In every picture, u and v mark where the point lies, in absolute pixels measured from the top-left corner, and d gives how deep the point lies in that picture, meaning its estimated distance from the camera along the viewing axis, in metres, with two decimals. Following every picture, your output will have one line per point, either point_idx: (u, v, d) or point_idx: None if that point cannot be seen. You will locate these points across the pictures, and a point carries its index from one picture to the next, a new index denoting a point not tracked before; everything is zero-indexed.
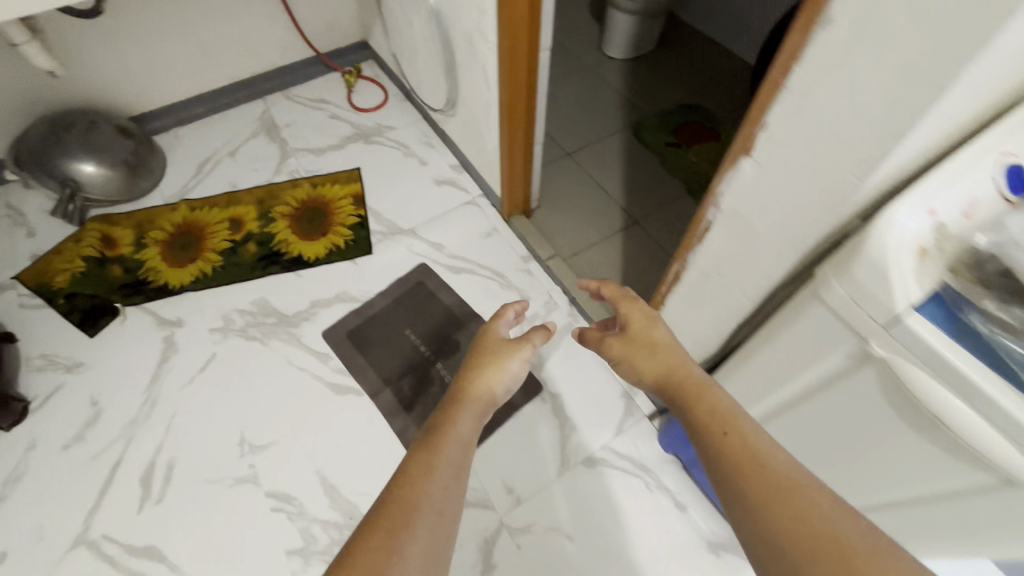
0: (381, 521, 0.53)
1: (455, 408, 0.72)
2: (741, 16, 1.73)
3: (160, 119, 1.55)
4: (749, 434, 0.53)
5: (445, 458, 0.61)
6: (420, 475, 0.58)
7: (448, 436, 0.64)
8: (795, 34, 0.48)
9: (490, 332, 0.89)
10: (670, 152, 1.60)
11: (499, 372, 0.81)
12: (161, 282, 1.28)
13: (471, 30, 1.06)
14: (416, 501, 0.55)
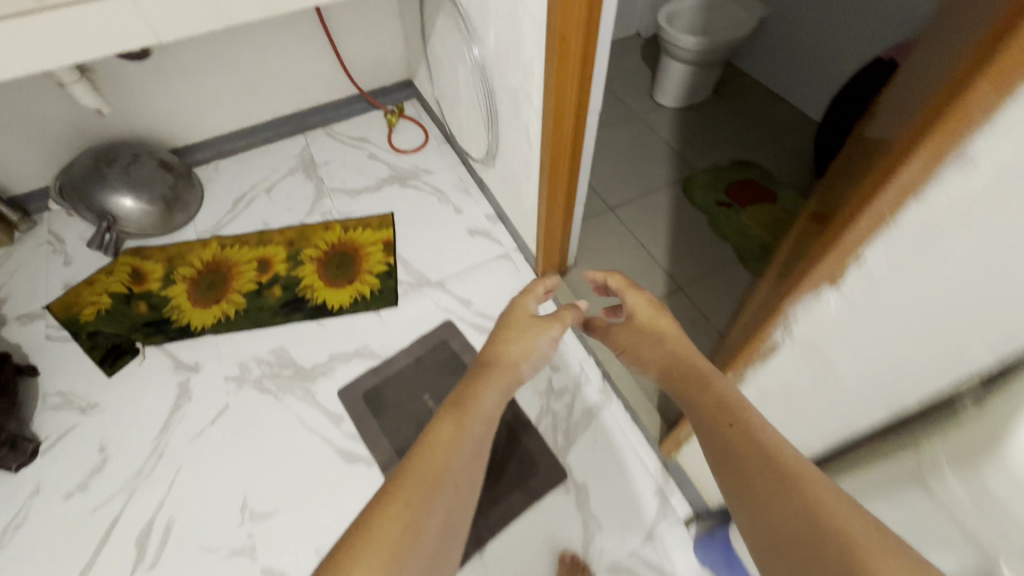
0: (401, 492, 0.52)
1: (479, 378, 0.72)
2: (808, 70, 1.61)
3: (202, 152, 1.56)
4: (757, 422, 0.52)
5: (469, 433, 0.61)
6: (443, 450, 0.58)
7: (472, 408, 0.65)
8: (911, 166, 0.38)
9: (518, 304, 0.88)
10: (721, 213, 1.48)
11: (522, 348, 0.79)
12: (183, 322, 1.26)
13: (514, 89, 1.00)
14: (436, 475, 0.55)
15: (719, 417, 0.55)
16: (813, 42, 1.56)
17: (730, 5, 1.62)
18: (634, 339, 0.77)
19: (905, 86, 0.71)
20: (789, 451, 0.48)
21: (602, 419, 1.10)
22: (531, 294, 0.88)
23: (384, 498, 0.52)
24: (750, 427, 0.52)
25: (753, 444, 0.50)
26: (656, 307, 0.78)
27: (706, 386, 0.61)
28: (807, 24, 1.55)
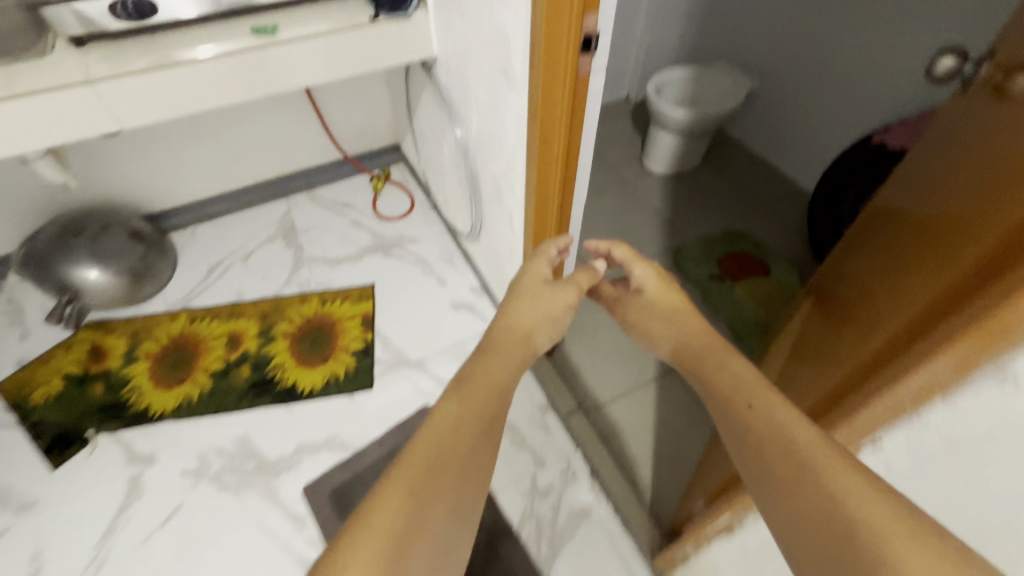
0: (402, 477, 0.56)
1: (486, 355, 0.74)
2: (800, 142, 1.61)
3: (179, 216, 1.50)
4: (768, 411, 0.52)
5: (473, 415, 0.64)
6: (447, 435, 0.61)
7: (480, 388, 0.68)
8: (936, 364, 0.35)
9: (532, 269, 0.86)
10: (714, 287, 1.44)
11: (531, 321, 0.80)
12: (142, 404, 1.17)
13: (497, 175, 0.96)
14: (438, 460, 0.58)
15: (736, 399, 0.56)
16: (804, 115, 1.56)
17: (719, 77, 1.64)
18: (648, 313, 0.82)
19: (927, 171, 0.66)
20: (799, 431, 0.48)
21: (590, 524, 1.01)
22: (541, 259, 0.86)
23: (384, 485, 0.56)
24: (760, 415, 0.52)
25: (762, 434, 0.51)
26: (661, 278, 0.82)
27: (722, 376, 0.61)
28: (797, 98, 1.56)
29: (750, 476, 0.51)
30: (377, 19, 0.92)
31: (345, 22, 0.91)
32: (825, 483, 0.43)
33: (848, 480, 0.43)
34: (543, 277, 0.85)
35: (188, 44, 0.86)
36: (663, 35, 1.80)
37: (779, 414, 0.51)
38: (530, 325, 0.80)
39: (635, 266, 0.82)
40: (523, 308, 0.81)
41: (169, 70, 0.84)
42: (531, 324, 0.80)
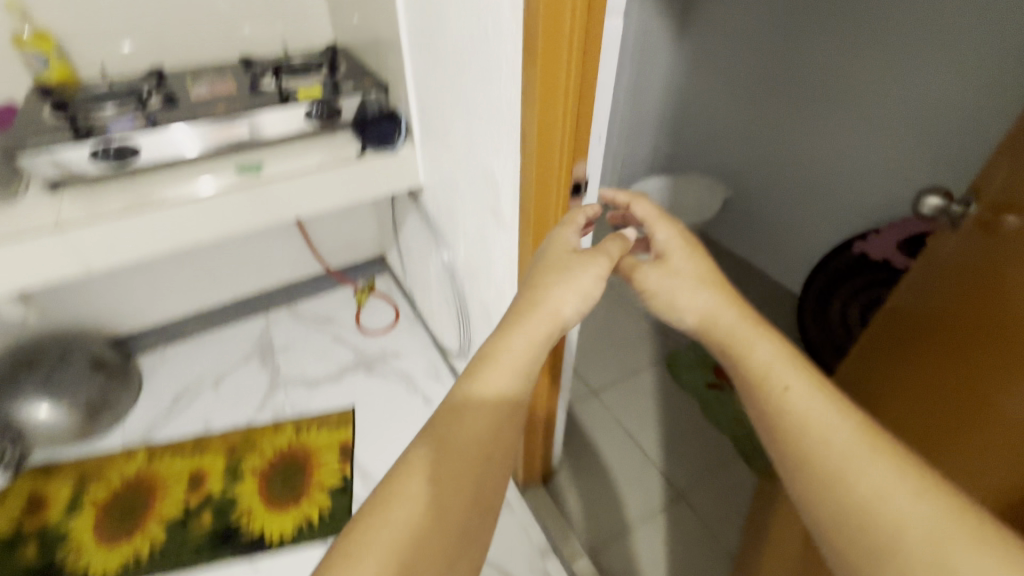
0: (413, 475, 0.45)
1: (503, 336, 0.51)
2: (779, 245, 1.65)
3: (148, 338, 1.42)
4: (805, 400, 0.46)
5: (498, 399, 0.49)
6: (463, 425, 0.48)
7: (506, 365, 0.50)
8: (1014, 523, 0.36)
9: (553, 239, 0.58)
10: (712, 397, 1.38)
11: (558, 299, 0.53)
12: (80, 567, 1.02)
13: (488, 304, 0.93)
14: (456, 453, 0.47)
15: (768, 384, 0.48)
16: (780, 220, 1.61)
17: (694, 186, 1.72)
18: (669, 282, 0.57)
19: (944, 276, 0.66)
20: (835, 425, 0.44)
21: None
22: (568, 224, 0.59)
23: (392, 479, 0.45)
24: (792, 405, 0.46)
25: (794, 425, 0.45)
26: (690, 240, 0.59)
27: (744, 356, 0.51)
28: (771, 205, 1.62)
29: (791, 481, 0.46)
30: (364, 154, 0.94)
31: (331, 159, 0.92)
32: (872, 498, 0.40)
33: (885, 477, 0.40)
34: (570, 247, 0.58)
35: (171, 187, 0.84)
36: (635, 148, 1.90)
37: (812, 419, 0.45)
38: (553, 305, 0.52)
39: (659, 226, 0.60)
40: (546, 282, 0.54)
41: (147, 214, 0.80)
42: (561, 300, 0.53)
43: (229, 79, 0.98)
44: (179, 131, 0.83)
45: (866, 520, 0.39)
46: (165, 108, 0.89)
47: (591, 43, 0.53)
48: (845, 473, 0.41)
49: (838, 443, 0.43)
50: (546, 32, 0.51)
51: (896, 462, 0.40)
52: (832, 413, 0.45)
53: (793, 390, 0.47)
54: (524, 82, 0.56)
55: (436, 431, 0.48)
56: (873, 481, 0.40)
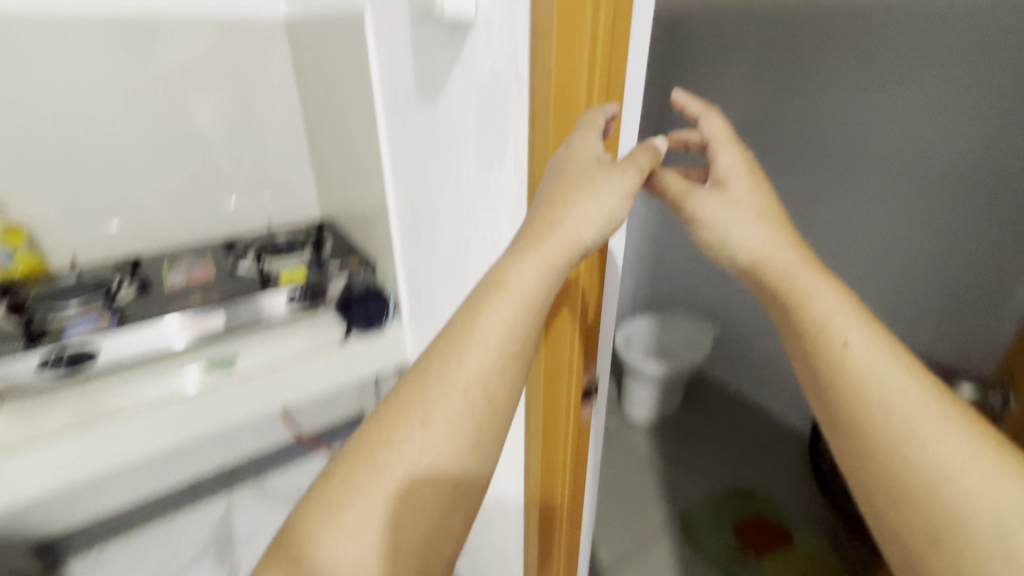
0: (406, 419, 0.39)
1: (510, 257, 0.41)
2: (774, 382, 1.64)
3: (84, 538, 1.21)
4: (869, 356, 0.39)
5: (504, 333, 0.40)
6: (465, 366, 0.40)
7: (512, 292, 0.40)
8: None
9: (571, 144, 0.42)
10: (738, 568, 1.22)
11: (573, 215, 0.40)
12: None
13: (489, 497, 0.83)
14: (456, 396, 0.39)
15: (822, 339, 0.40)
16: (774, 355, 1.61)
17: (683, 326, 1.72)
18: (724, 212, 0.47)
19: None
20: (905, 389, 0.37)
21: None
22: (594, 126, 0.42)
23: (384, 417, 0.40)
24: (854, 363, 0.39)
25: (853, 384, 0.39)
26: (755, 170, 0.49)
27: (801, 305, 0.42)
28: (764, 342, 1.62)
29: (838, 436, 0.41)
30: (348, 337, 0.88)
31: (313, 345, 0.86)
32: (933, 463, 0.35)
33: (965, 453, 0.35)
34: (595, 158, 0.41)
35: (126, 393, 0.76)
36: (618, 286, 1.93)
37: (879, 382, 0.38)
38: (569, 224, 0.40)
39: (724, 148, 0.49)
40: (564, 194, 0.41)
41: (90, 431, 0.70)
42: (585, 220, 0.41)
43: (209, 264, 0.94)
44: (162, 325, 0.78)
45: (927, 499, 0.35)
46: (139, 296, 0.84)
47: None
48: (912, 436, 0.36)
49: (912, 411, 0.37)
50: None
51: (973, 435, 0.36)
52: (900, 373, 0.38)
53: (855, 344, 0.39)
54: None
55: (429, 371, 0.40)
56: (940, 451, 0.35)
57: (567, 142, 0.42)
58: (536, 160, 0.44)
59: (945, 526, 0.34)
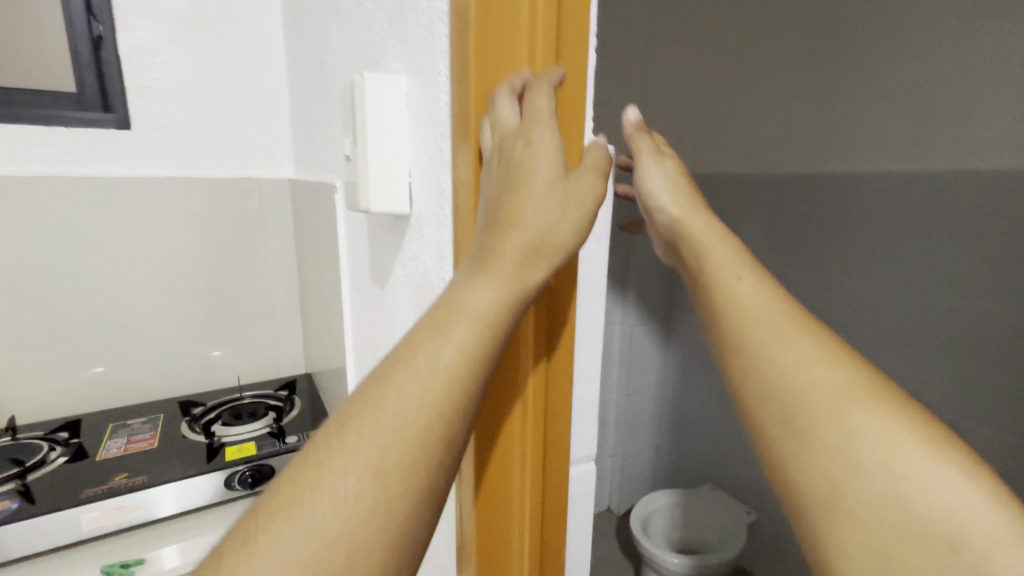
0: (300, 515, 0.24)
1: (458, 279, 0.29)
2: None
3: None
4: (753, 298, 0.36)
5: (444, 373, 0.27)
6: (384, 427, 0.26)
7: (457, 317, 0.28)
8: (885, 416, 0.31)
9: (527, 143, 0.30)
10: None
11: (539, 222, 0.30)
12: None
13: None
14: (377, 469, 0.25)
15: (714, 275, 0.38)
16: None
17: (711, 509, 1.50)
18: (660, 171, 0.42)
19: None
20: (766, 315, 0.35)
21: None
22: (547, 115, 0.30)
23: (263, 518, 0.24)
24: (741, 296, 0.36)
25: (734, 316, 0.36)
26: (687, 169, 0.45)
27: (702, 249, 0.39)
28: None
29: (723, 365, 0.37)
30: None
31: None
32: (790, 369, 0.33)
33: (833, 383, 0.32)
34: (551, 155, 0.30)
35: None
36: (635, 448, 1.75)
37: (750, 307, 0.36)
38: (535, 235, 0.30)
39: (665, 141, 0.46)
40: (525, 195, 0.30)
41: None
42: (556, 233, 0.30)
43: (157, 429, 0.85)
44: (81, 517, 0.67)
45: (789, 406, 0.33)
46: (67, 463, 0.75)
47: (552, 494, 0.40)
48: (793, 385, 0.33)
49: (791, 356, 0.34)
50: (489, 504, 0.37)
51: (831, 354, 0.34)
52: (767, 304, 0.36)
53: (746, 282, 0.37)
54: (460, 550, 0.39)
55: (330, 445, 0.26)
56: (796, 363, 0.33)
57: (505, 134, 0.30)
58: (469, 167, 0.32)
59: (805, 432, 0.32)
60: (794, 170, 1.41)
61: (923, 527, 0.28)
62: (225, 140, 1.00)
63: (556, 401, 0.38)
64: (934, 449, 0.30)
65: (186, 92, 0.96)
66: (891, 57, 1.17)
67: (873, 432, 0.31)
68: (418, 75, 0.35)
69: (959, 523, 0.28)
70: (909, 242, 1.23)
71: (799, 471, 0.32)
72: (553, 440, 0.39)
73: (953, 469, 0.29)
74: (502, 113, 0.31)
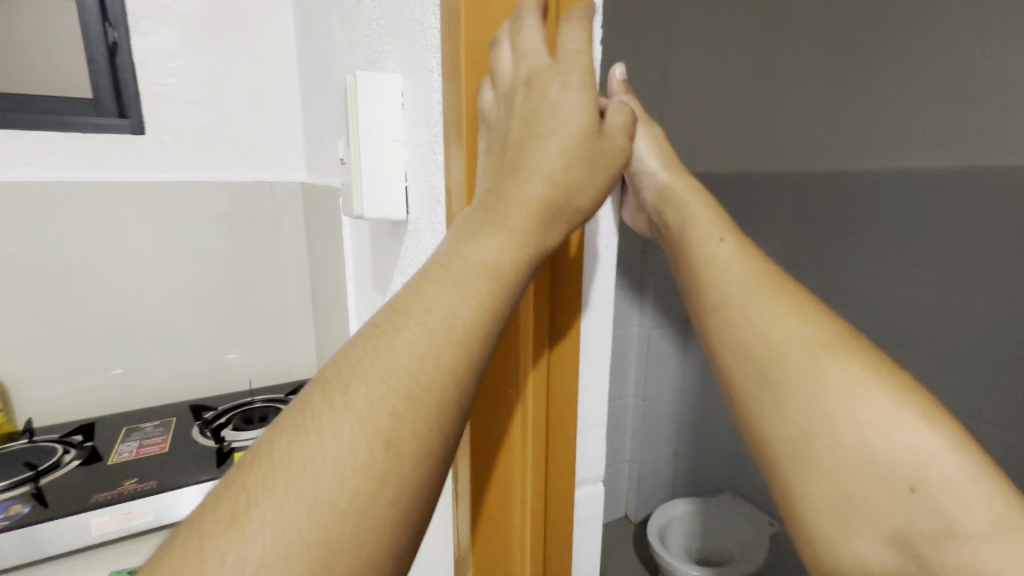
0: (277, 486, 0.21)
1: (468, 229, 0.26)
2: None
3: None
4: (731, 258, 0.39)
5: (450, 332, 0.24)
6: (377, 392, 0.23)
7: (463, 271, 0.25)
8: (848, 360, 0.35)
9: (559, 90, 0.27)
10: None
11: (558, 167, 0.27)
12: None
13: None
14: (366, 438, 0.22)
15: (700, 238, 0.40)
16: None
17: (731, 519, 1.46)
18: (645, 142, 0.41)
19: None
20: (732, 269, 0.39)
21: None
22: (578, 62, 0.28)
23: (237, 488, 0.22)
24: (719, 258, 0.39)
25: (711, 279, 0.39)
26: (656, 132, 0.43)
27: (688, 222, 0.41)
28: None
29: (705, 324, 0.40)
30: None
31: None
32: (765, 327, 0.37)
33: (801, 335, 0.36)
34: (576, 93, 0.27)
35: None
36: (652, 454, 1.71)
37: (726, 269, 0.39)
38: (552, 181, 0.26)
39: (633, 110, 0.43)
40: (544, 136, 0.27)
41: None
42: (581, 190, 0.28)
43: (169, 432, 0.86)
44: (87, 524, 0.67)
45: (766, 358, 0.37)
46: (80, 467, 0.76)
47: (555, 511, 0.38)
48: (768, 341, 0.37)
49: (761, 318, 0.37)
50: (488, 518, 0.35)
51: (798, 308, 0.37)
52: (739, 262, 0.39)
53: (726, 245, 0.40)
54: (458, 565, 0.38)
55: (314, 412, 0.23)
56: (766, 322, 0.37)
57: (528, 68, 0.27)
58: (482, 106, 0.29)
59: (787, 387, 0.36)
60: (818, 170, 1.35)
61: (886, 470, 0.33)
62: (236, 144, 1.00)
63: (558, 414, 0.36)
64: (901, 399, 0.34)
65: (198, 96, 0.96)
66: (924, 47, 1.11)
67: (839, 373, 0.35)
68: (413, 75, 0.33)
69: (924, 468, 0.32)
70: (942, 245, 1.17)
71: (772, 428, 0.37)
72: (556, 455, 0.37)
73: (915, 414, 0.34)
74: (528, 45, 0.28)
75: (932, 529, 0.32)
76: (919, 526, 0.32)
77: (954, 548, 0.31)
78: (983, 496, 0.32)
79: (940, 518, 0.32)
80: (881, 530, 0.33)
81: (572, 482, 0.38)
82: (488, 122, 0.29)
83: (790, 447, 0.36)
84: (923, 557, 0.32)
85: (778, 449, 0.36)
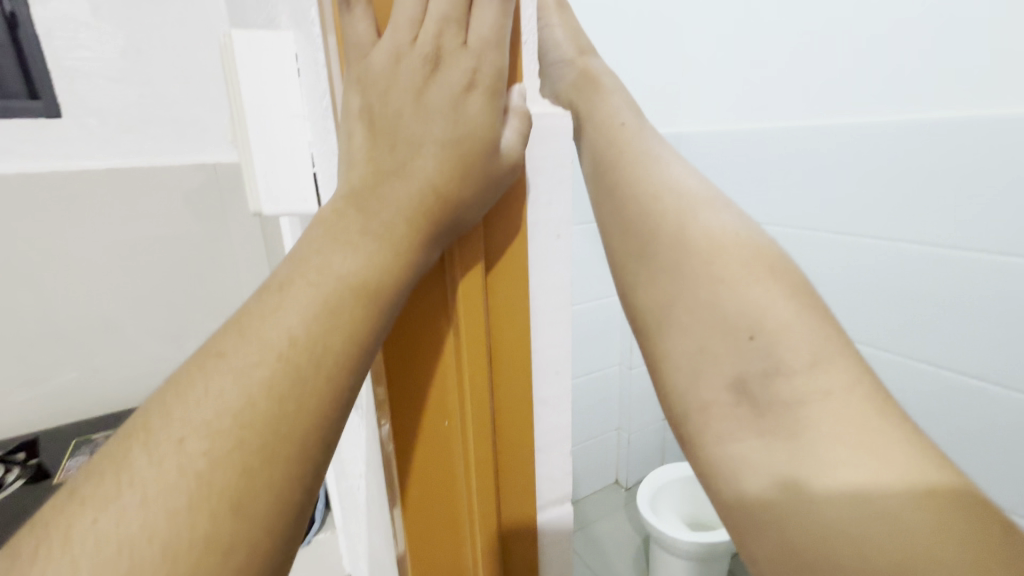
0: (143, 455, 0.21)
1: (338, 225, 0.27)
2: None
3: None
4: (630, 135, 0.42)
5: (331, 316, 0.25)
6: (209, 435, 0.22)
7: (325, 286, 0.25)
8: (702, 225, 0.37)
9: (463, 91, 0.29)
10: None
11: (439, 173, 0.28)
12: None
13: None
14: (206, 463, 0.21)
15: (607, 124, 0.43)
16: None
17: None
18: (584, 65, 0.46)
19: None
20: (625, 140, 0.41)
21: None
22: (492, 49, 0.29)
23: (54, 515, 0.20)
24: (622, 133, 0.42)
25: (612, 156, 0.41)
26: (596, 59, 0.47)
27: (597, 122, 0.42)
28: None
29: (599, 198, 0.41)
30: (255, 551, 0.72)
31: None
32: (652, 192, 0.39)
33: (680, 195, 0.38)
34: (476, 92, 0.29)
35: None
36: (641, 421, 1.70)
37: (631, 147, 0.41)
38: (430, 187, 0.28)
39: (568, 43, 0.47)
40: (429, 136, 0.28)
41: None
42: (470, 204, 0.29)
43: None
44: None
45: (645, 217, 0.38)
46: (24, 488, 0.70)
47: (509, 487, 0.37)
48: (647, 209, 0.38)
49: (650, 186, 0.39)
50: (417, 498, 0.35)
51: (682, 181, 0.39)
52: (633, 140, 0.41)
53: (627, 125, 0.42)
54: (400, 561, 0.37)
55: (188, 381, 0.23)
56: (651, 183, 0.39)
57: (434, 45, 0.28)
58: (354, 38, 0.27)
59: (656, 247, 0.37)
60: (806, 120, 1.24)
61: (730, 324, 0.34)
62: (169, 123, 0.91)
63: (505, 410, 0.35)
64: (756, 260, 0.35)
65: (118, 70, 0.86)
66: None
67: (699, 234, 0.37)
68: (305, 36, 0.30)
69: (763, 318, 0.33)
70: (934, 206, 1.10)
71: (642, 294, 0.38)
72: (502, 424, 0.35)
73: (766, 276, 0.34)
74: (437, 11, 0.28)
75: (763, 369, 0.32)
76: (753, 368, 0.33)
77: (779, 385, 0.32)
78: (810, 334, 0.33)
79: (772, 359, 0.32)
80: (722, 381, 0.34)
81: (529, 453, 0.37)
82: (366, 72, 0.27)
83: (652, 319, 0.37)
84: (759, 400, 0.32)
85: (648, 317, 0.37)
